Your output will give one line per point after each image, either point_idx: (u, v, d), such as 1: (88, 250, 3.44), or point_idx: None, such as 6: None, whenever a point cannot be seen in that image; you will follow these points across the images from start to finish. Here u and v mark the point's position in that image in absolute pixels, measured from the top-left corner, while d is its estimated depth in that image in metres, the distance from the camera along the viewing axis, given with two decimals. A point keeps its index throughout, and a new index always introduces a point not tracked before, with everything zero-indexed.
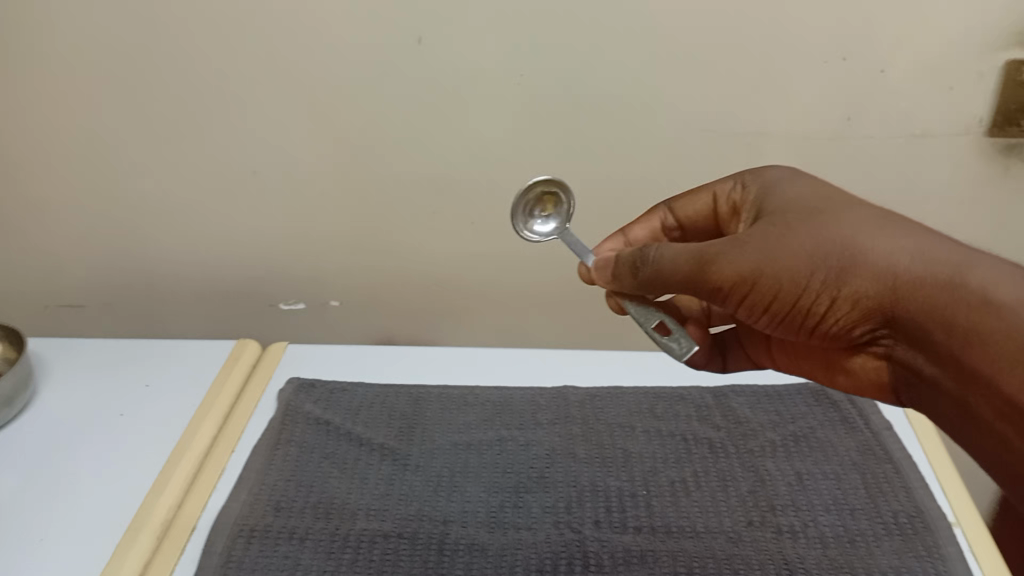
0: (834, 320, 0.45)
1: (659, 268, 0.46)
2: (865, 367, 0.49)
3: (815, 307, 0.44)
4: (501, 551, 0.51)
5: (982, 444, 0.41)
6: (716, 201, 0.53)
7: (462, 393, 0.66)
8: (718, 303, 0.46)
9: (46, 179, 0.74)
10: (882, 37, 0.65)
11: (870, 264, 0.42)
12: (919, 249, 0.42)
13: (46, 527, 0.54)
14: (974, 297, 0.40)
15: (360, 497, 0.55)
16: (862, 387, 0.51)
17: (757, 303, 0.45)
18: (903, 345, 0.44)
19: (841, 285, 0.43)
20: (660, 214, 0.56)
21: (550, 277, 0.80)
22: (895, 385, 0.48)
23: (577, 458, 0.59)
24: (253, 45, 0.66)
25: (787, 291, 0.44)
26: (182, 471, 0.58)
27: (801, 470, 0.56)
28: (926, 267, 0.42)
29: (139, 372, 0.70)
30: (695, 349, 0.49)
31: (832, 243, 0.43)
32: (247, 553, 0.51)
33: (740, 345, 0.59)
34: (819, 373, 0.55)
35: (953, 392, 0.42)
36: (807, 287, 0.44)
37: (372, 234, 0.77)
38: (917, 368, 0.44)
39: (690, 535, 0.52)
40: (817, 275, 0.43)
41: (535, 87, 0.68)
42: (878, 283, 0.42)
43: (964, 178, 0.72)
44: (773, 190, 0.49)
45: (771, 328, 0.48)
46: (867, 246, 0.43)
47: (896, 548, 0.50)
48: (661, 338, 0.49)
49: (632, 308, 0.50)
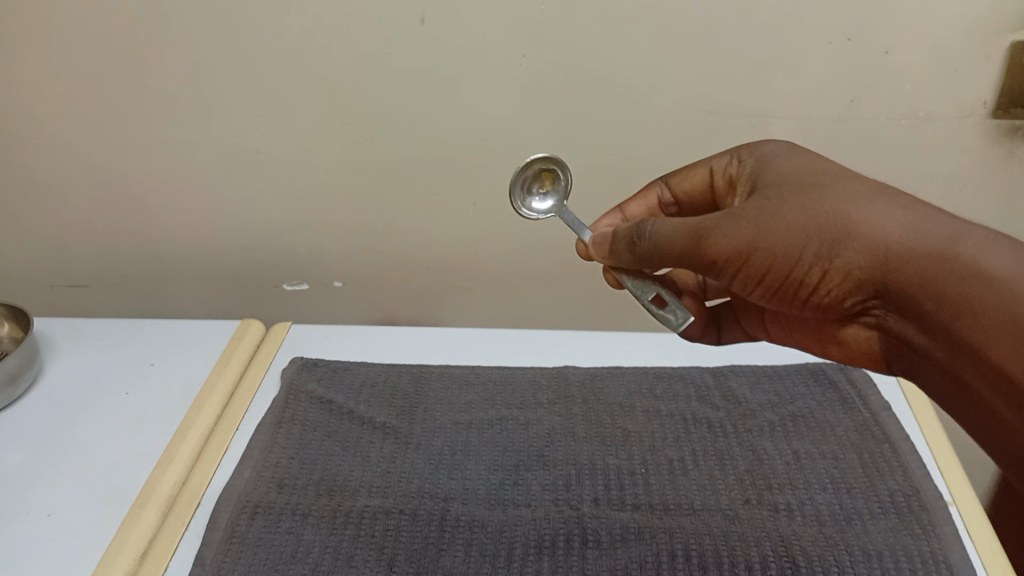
0: (826, 291, 0.46)
1: (655, 243, 0.47)
2: (857, 338, 0.49)
3: (808, 278, 0.45)
4: (501, 528, 0.51)
5: (975, 421, 0.41)
6: (712, 176, 0.53)
7: (464, 372, 0.66)
8: (714, 276, 0.47)
9: (51, 159, 0.75)
10: (887, 18, 0.65)
11: (861, 236, 0.43)
12: (912, 222, 0.42)
13: (55, 502, 0.55)
14: (966, 269, 0.39)
15: (363, 474, 0.56)
16: (855, 357, 0.51)
17: (751, 276, 0.46)
18: (894, 316, 0.44)
19: (833, 257, 0.44)
20: (657, 190, 0.57)
21: (552, 259, 0.80)
22: (886, 355, 0.48)
23: (577, 437, 0.59)
24: (256, 26, 0.66)
25: (780, 264, 0.45)
26: (187, 448, 0.59)
27: (799, 450, 0.57)
28: (917, 238, 0.41)
29: (145, 351, 0.71)
30: (691, 320, 0.49)
31: (824, 216, 0.44)
32: (249, 528, 0.52)
33: (735, 319, 0.60)
34: (813, 346, 0.55)
35: (943, 361, 0.41)
36: (800, 260, 0.44)
37: (375, 215, 0.77)
38: (907, 338, 0.44)
39: (688, 512, 0.52)
40: (809, 248, 0.44)
41: (538, 68, 0.68)
42: (869, 255, 0.43)
43: (967, 160, 0.72)
44: (770, 164, 0.49)
45: (766, 300, 0.49)
46: (860, 218, 0.43)
47: (892, 525, 0.51)
48: (657, 309, 0.50)
49: (628, 282, 0.51)
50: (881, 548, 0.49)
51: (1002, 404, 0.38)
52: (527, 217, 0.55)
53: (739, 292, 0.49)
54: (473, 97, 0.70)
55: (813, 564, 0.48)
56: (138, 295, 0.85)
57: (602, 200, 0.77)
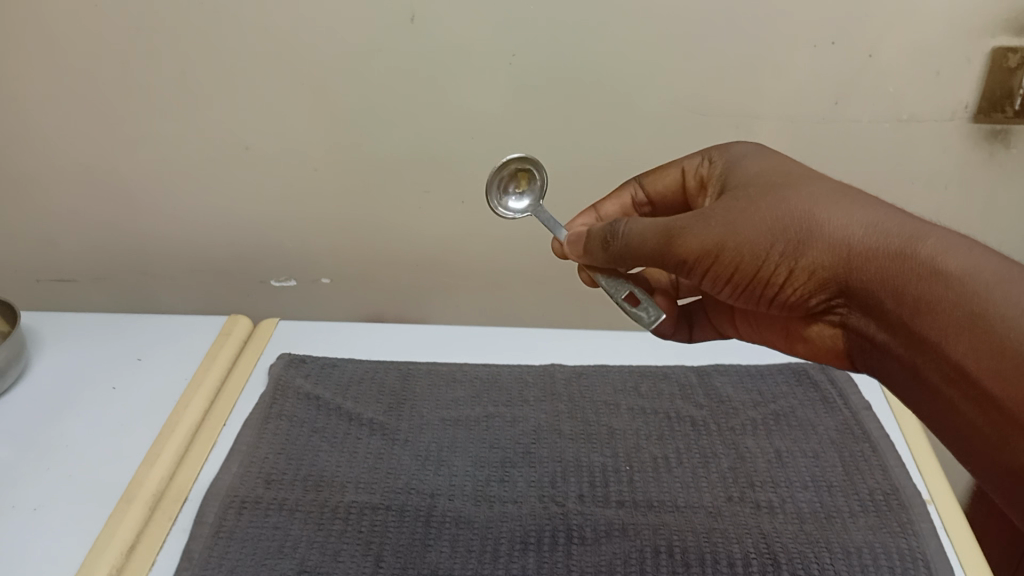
0: (792, 290, 0.46)
1: (628, 242, 0.47)
2: (823, 336, 0.50)
3: (774, 278, 0.45)
4: (487, 524, 0.52)
5: (943, 421, 0.42)
6: (684, 176, 0.54)
7: (450, 369, 0.67)
8: (684, 275, 0.47)
9: (38, 152, 0.75)
10: (873, 21, 0.66)
11: (826, 236, 0.43)
12: (874, 219, 0.43)
13: (41, 496, 0.55)
14: (925, 267, 0.40)
15: (349, 470, 0.56)
16: (820, 354, 0.52)
17: (720, 275, 0.46)
18: (857, 314, 0.45)
19: (798, 256, 0.44)
20: (631, 190, 0.57)
21: (540, 256, 0.81)
22: (850, 353, 0.48)
23: (562, 434, 0.60)
24: (246, 21, 0.66)
25: (748, 263, 0.45)
26: (174, 443, 0.59)
27: (781, 448, 0.57)
28: (879, 237, 0.42)
29: (132, 346, 0.70)
30: (663, 317, 0.50)
31: (790, 216, 0.44)
32: (237, 523, 0.52)
33: (706, 318, 0.61)
34: (780, 343, 0.56)
35: (903, 357, 0.43)
36: (766, 259, 0.44)
37: (364, 212, 0.78)
38: (871, 336, 0.45)
39: (671, 509, 0.53)
40: (775, 247, 0.44)
41: (528, 66, 0.69)
42: (833, 255, 0.43)
43: (949, 162, 0.73)
44: (741, 164, 0.49)
45: (733, 299, 0.49)
46: (824, 217, 0.43)
47: (872, 523, 0.52)
48: (631, 308, 0.50)
49: (603, 282, 0.52)
50: (860, 545, 0.50)
51: (962, 401, 0.40)
52: (504, 216, 0.55)
53: (707, 291, 0.49)
54: (462, 95, 0.70)
55: (793, 560, 0.49)
56: (125, 294, 0.85)
57: (589, 198, 0.77)
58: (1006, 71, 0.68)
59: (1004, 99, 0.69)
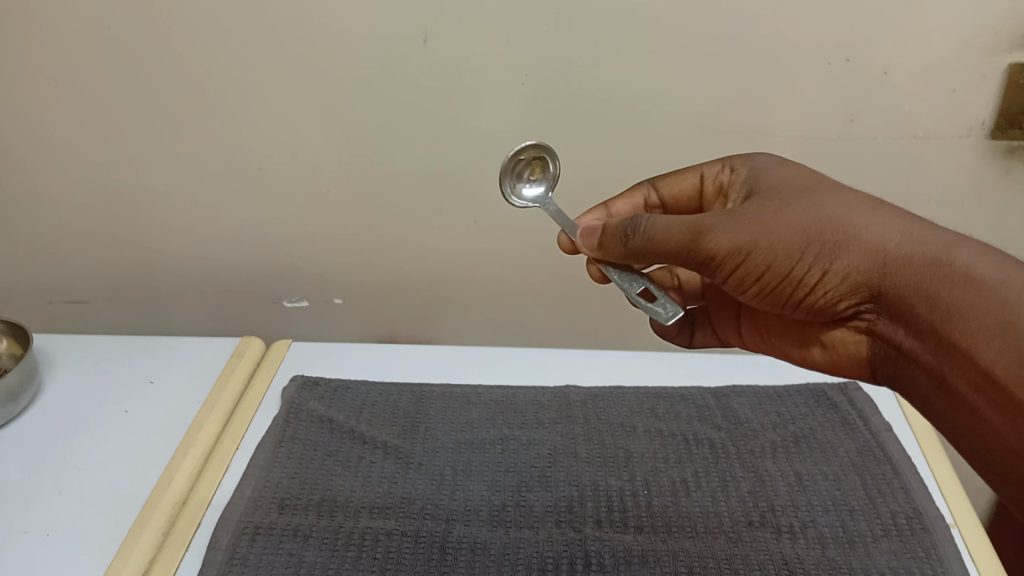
0: (820, 293, 0.45)
1: (651, 238, 0.45)
2: (844, 341, 0.49)
3: (805, 280, 0.45)
4: (504, 551, 0.51)
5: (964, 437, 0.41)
6: (703, 181, 0.54)
7: (465, 392, 0.66)
8: (707, 273, 0.46)
9: (52, 175, 0.75)
10: (887, 40, 0.66)
11: (862, 241, 0.43)
12: (909, 229, 0.43)
13: (53, 522, 0.54)
14: (958, 273, 0.40)
15: (364, 495, 0.56)
16: (838, 362, 0.51)
17: (748, 274, 0.45)
18: (886, 320, 0.44)
19: (833, 259, 0.43)
20: (644, 191, 0.57)
21: (552, 277, 0.80)
22: (872, 361, 0.48)
23: (579, 458, 0.59)
24: (258, 42, 0.66)
25: (779, 263, 0.44)
26: (186, 468, 0.58)
27: (801, 471, 0.57)
28: (914, 244, 0.42)
29: (144, 368, 0.70)
30: (681, 316, 0.47)
31: (824, 220, 0.44)
32: (251, 550, 0.51)
33: (708, 321, 0.61)
34: (794, 353, 0.55)
35: (930, 364, 0.42)
36: (800, 260, 0.44)
37: (375, 231, 0.77)
38: (898, 342, 0.44)
39: (691, 534, 0.52)
40: (810, 249, 0.44)
41: (539, 86, 0.68)
42: (869, 258, 0.43)
43: (963, 179, 0.72)
44: (765, 173, 0.49)
45: (757, 300, 0.48)
46: (859, 223, 0.43)
47: (895, 548, 0.50)
48: (646, 303, 0.47)
49: (615, 275, 0.49)
50: (885, 570, 0.49)
51: (990, 408, 0.39)
52: (514, 204, 0.55)
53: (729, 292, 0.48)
54: (473, 114, 0.70)
55: None
56: (154, 304, 0.84)
57: None
58: (1020, 87, 0.67)
59: (1019, 116, 0.68)
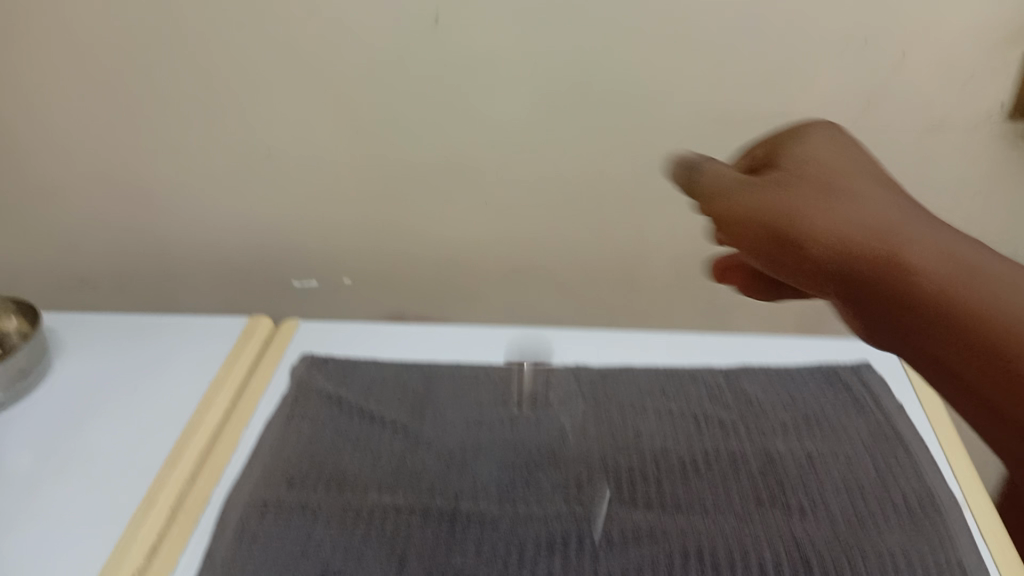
0: (792, 278, 0.41)
1: None
2: None
3: (777, 261, 0.41)
4: (513, 528, 0.51)
5: None
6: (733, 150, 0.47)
7: (474, 372, 0.66)
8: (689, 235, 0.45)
9: (62, 156, 0.75)
10: (905, 22, 0.65)
11: (835, 228, 0.39)
12: (892, 226, 0.38)
13: (65, 499, 0.55)
14: (929, 282, 0.36)
15: (373, 473, 0.56)
16: None
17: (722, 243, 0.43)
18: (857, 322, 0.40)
19: (800, 245, 0.40)
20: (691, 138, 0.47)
21: (562, 264, 0.79)
22: None
23: (588, 438, 0.59)
24: (269, 22, 0.66)
25: (746, 235, 0.41)
26: (196, 444, 0.59)
27: (812, 451, 0.56)
28: (890, 244, 0.37)
29: (154, 349, 0.70)
30: None
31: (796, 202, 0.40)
32: (260, 526, 0.51)
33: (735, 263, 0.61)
34: None
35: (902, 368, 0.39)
36: (766, 236, 0.41)
37: (385, 215, 0.77)
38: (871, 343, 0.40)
39: (700, 513, 0.52)
40: (774, 230, 0.40)
41: (551, 69, 0.68)
42: (838, 249, 0.38)
43: (981, 165, 0.71)
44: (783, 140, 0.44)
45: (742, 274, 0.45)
46: (837, 210, 0.39)
47: (907, 528, 0.50)
48: None
49: None
50: (897, 549, 0.49)
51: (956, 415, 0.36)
52: None
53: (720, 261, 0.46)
54: (484, 97, 0.69)
55: (827, 566, 0.48)
56: (164, 293, 0.84)
57: (613, 206, 0.75)
58: None
59: None
